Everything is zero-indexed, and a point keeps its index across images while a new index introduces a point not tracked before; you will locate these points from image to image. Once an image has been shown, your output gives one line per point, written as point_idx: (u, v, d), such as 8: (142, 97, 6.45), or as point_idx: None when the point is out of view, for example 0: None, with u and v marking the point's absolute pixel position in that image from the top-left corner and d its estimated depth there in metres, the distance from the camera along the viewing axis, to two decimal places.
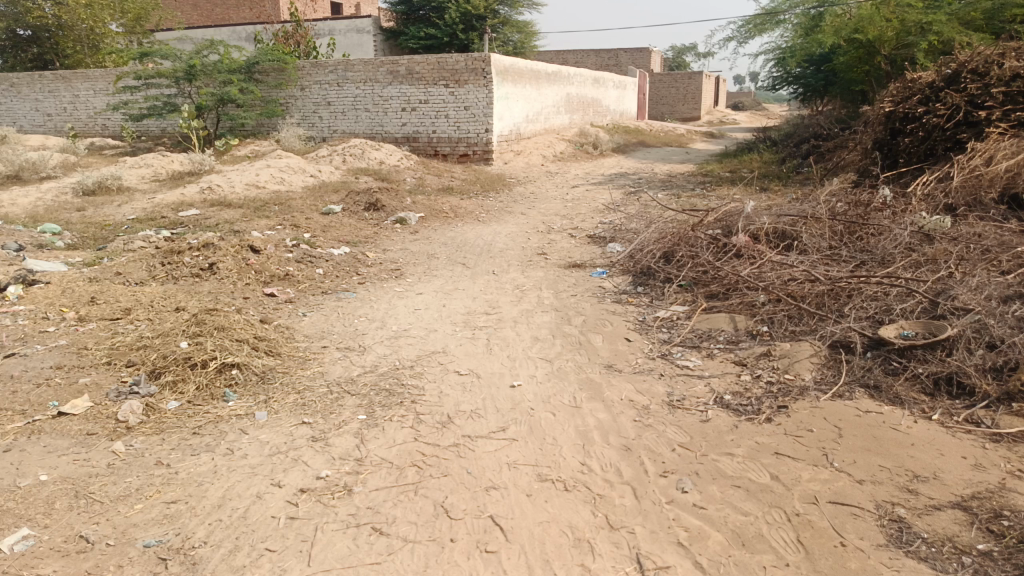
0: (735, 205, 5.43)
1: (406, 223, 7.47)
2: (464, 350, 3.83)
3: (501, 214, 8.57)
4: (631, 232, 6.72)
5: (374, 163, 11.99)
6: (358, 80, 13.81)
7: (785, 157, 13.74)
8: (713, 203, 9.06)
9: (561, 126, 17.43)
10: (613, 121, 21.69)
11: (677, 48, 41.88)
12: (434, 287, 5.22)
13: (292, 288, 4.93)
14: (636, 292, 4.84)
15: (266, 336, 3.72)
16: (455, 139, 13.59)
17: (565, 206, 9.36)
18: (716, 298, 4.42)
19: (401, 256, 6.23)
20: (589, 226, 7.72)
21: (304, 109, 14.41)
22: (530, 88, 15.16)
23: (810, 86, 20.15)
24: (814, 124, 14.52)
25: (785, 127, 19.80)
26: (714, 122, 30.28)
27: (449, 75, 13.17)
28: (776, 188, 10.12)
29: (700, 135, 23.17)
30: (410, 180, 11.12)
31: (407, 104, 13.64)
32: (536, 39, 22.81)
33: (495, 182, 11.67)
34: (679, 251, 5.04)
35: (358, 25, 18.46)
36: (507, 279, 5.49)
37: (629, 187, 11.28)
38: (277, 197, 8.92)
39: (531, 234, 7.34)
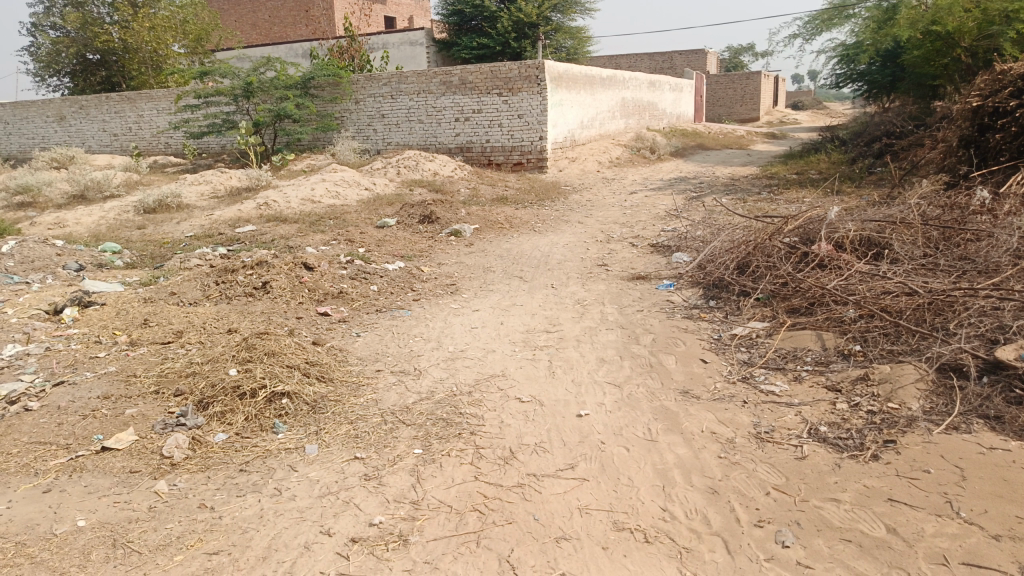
0: (814, 211, 5.05)
1: (461, 235, 7.28)
2: (526, 374, 3.57)
3: (557, 224, 8.30)
4: (696, 241, 6.37)
5: (428, 174, 11.89)
6: (412, 92, 13.77)
7: (855, 157, 13.08)
8: (781, 207, 8.60)
9: (617, 131, 17.08)
10: (669, 124, 21.21)
11: (733, 48, 40.91)
12: (492, 303, 4.99)
13: (345, 305, 4.77)
14: (709, 307, 4.52)
15: (318, 360, 3.53)
16: (509, 148, 13.40)
17: (624, 214, 9.04)
18: (798, 313, 4.07)
19: (457, 270, 6.02)
20: (651, 235, 7.39)
21: (358, 122, 14.46)
22: (585, 94, 14.87)
23: (877, 83, 19.29)
24: (884, 121, 13.80)
25: (852, 125, 18.97)
26: (774, 122, 29.38)
27: (502, 83, 12.99)
28: (849, 190, 9.57)
29: (761, 137, 22.45)
30: (464, 190, 10.97)
31: (460, 114, 13.53)
32: (589, 44, 22.52)
33: (551, 190, 11.41)
34: (754, 262, 4.69)
35: (411, 38, 18.51)
36: (568, 293, 5.22)
37: (689, 192, 10.87)
38: (331, 211, 8.86)
39: (590, 244, 7.05)
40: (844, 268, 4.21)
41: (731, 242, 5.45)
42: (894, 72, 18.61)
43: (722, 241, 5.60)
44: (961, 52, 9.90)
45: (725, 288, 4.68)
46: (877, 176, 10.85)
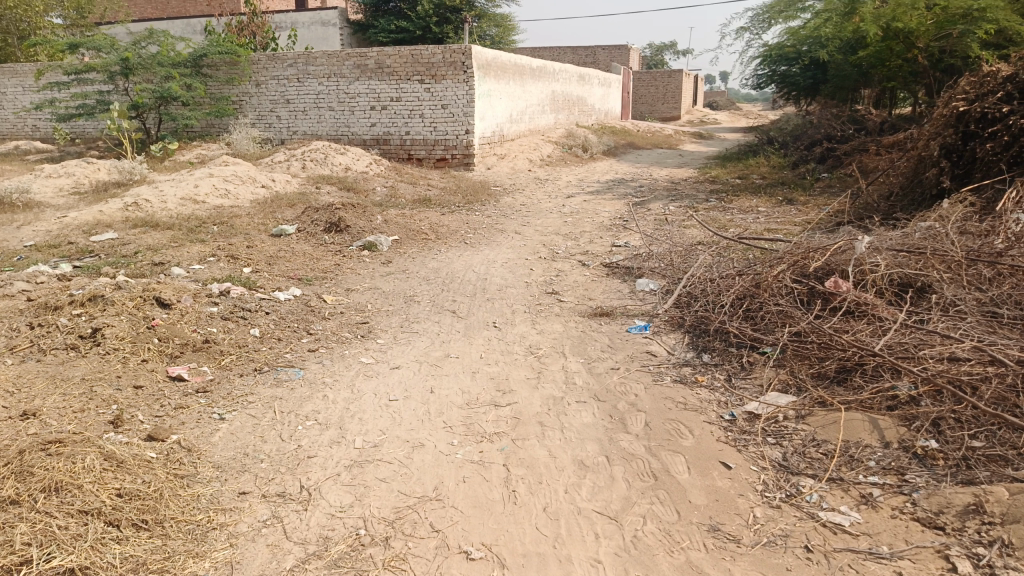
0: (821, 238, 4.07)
1: (376, 249, 5.99)
2: (473, 493, 2.39)
3: (489, 235, 7.13)
4: (662, 265, 5.33)
5: (339, 170, 10.48)
6: (321, 75, 12.26)
7: (796, 161, 12.48)
8: (739, 220, 7.71)
9: (546, 126, 16.03)
10: (598, 120, 20.38)
11: (654, 46, 40.73)
12: (418, 352, 3.78)
13: (210, 364, 3.44)
14: (705, 367, 3.45)
15: (139, 489, 2.22)
16: (431, 142, 12.12)
17: (565, 222, 7.95)
18: (831, 383, 3.05)
19: (369, 299, 4.75)
20: (602, 253, 6.31)
21: (259, 108, 12.84)
22: (514, 84, 13.74)
23: (799, 85, 19.11)
24: (823, 124, 13.33)
25: (781, 127, 18.66)
26: (695, 121, 29.14)
27: (424, 69, 11.71)
28: (803, 200, 8.83)
29: (688, 136, 21.93)
30: (380, 190, 9.65)
31: (376, 102, 12.13)
32: (513, 34, 21.39)
33: (479, 191, 10.22)
34: (757, 306, 3.67)
35: (324, 18, 17.01)
36: (515, 336, 4.05)
37: (631, 197, 9.89)
38: (218, 214, 7.39)
39: (531, 262, 5.91)
40: (884, 319, 3.23)
41: (715, 272, 4.43)
42: (820, 76, 18.45)
43: (703, 270, 4.57)
44: (917, 52, 9.33)
45: (722, 339, 3.63)
46: (825, 185, 10.21)
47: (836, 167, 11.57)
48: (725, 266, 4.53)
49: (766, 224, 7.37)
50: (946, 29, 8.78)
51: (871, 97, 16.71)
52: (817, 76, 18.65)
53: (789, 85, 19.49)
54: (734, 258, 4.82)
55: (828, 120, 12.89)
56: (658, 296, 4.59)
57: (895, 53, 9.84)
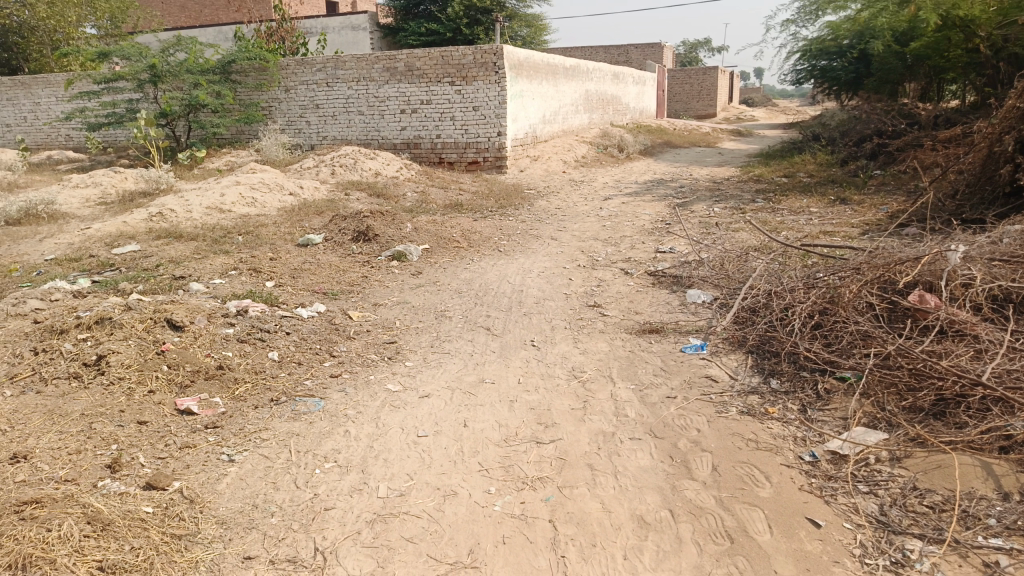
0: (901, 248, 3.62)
1: (406, 259, 5.68)
2: (514, 561, 2.03)
3: (525, 242, 6.76)
4: (714, 275, 4.91)
5: (369, 175, 10.22)
6: (350, 79, 12.04)
7: (844, 158, 11.88)
8: (789, 222, 7.24)
9: (580, 126, 15.62)
10: (632, 119, 19.91)
11: (688, 43, 39.95)
12: (451, 377, 3.43)
13: (223, 394, 3.14)
14: (775, 396, 3.04)
15: (124, 558, 1.97)
16: (463, 145, 11.81)
17: (604, 226, 7.55)
18: (928, 417, 2.63)
19: (397, 315, 4.41)
20: (645, 260, 5.89)
21: (289, 113, 12.67)
22: (547, 84, 13.37)
23: (840, 79, 18.50)
24: (872, 118, 12.70)
25: (824, 122, 17.98)
26: (732, 119, 28.45)
27: (455, 70, 11.41)
28: (857, 200, 8.31)
29: (725, 134, 21.33)
30: (410, 195, 9.37)
31: (406, 105, 11.86)
32: (545, 33, 21.02)
33: (512, 194, 9.88)
34: (833, 324, 3.24)
35: (354, 22, 16.86)
36: (557, 357, 3.67)
37: (671, 199, 9.45)
38: (244, 224, 7.15)
39: (570, 271, 5.53)
40: (986, 342, 2.79)
41: (779, 284, 4.00)
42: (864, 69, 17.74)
43: (765, 282, 4.14)
44: (979, 40, 8.75)
45: (794, 362, 3.21)
46: (878, 184, 9.64)
47: (888, 164, 10.98)
48: (789, 277, 4.10)
49: (820, 227, 6.88)
50: (1011, 15, 8.20)
51: (918, 90, 16.05)
52: (858, 70, 18.04)
53: (829, 79, 18.87)
54: (796, 268, 4.38)
55: (878, 115, 12.27)
56: (713, 310, 4.17)
57: (953, 42, 9.25)
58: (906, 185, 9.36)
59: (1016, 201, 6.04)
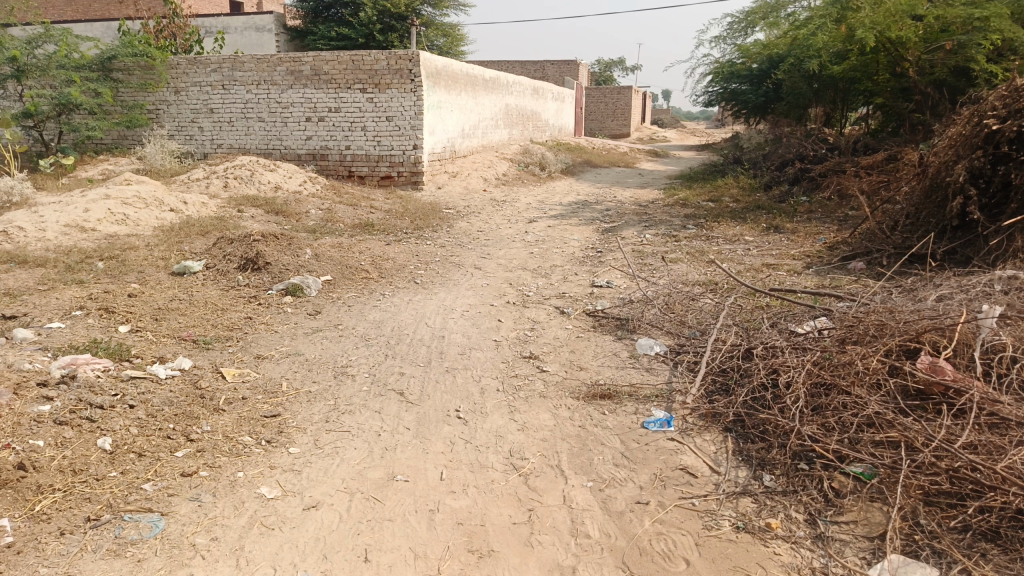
0: (898, 307, 3.05)
1: (301, 294, 4.77)
2: None
3: (442, 272, 5.95)
4: (665, 320, 4.26)
5: (268, 188, 9.18)
6: (249, 82, 10.95)
7: (767, 182, 11.66)
8: (728, 253, 6.74)
9: (500, 141, 14.97)
10: (552, 137, 19.48)
11: (604, 62, 40.22)
12: (352, 470, 2.59)
13: (15, 511, 2.20)
14: (774, 500, 2.36)
15: None
16: (375, 158, 10.91)
17: (531, 254, 6.85)
18: (985, 544, 2.02)
19: (285, 373, 3.52)
20: (582, 297, 5.21)
21: (179, 118, 11.45)
22: (466, 96, 12.64)
23: (751, 103, 18.75)
24: (792, 142, 12.65)
25: (741, 145, 18.07)
26: (647, 139, 28.62)
27: (366, 76, 10.54)
28: (791, 229, 7.96)
29: (643, 154, 21.19)
30: (315, 214, 8.42)
31: (311, 113, 10.87)
32: (462, 45, 20.38)
33: (428, 214, 9.06)
34: (836, 402, 2.61)
35: (258, 23, 15.68)
36: (489, 435, 2.89)
37: (598, 223, 8.88)
38: (108, 246, 6.04)
39: (497, 310, 4.77)
40: None
41: (752, 340, 3.37)
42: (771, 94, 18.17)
43: (733, 336, 3.50)
44: (908, 66, 8.62)
45: (789, 448, 2.56)
46: (806, 211, 9.39)
47: (812, 190, 10.80)
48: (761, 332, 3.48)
49: (762, 259, 6.41)
50: (940, 41, 8.15)
51: (827, 116, 16.36)
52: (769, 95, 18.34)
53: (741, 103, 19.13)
54: (764, 318, 3.78)
55: (798, 140, 12.14)
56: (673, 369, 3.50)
57: (881, 67, 9.10)
58: (835, 213, 9.13)
59: (965, 235, 5.71)
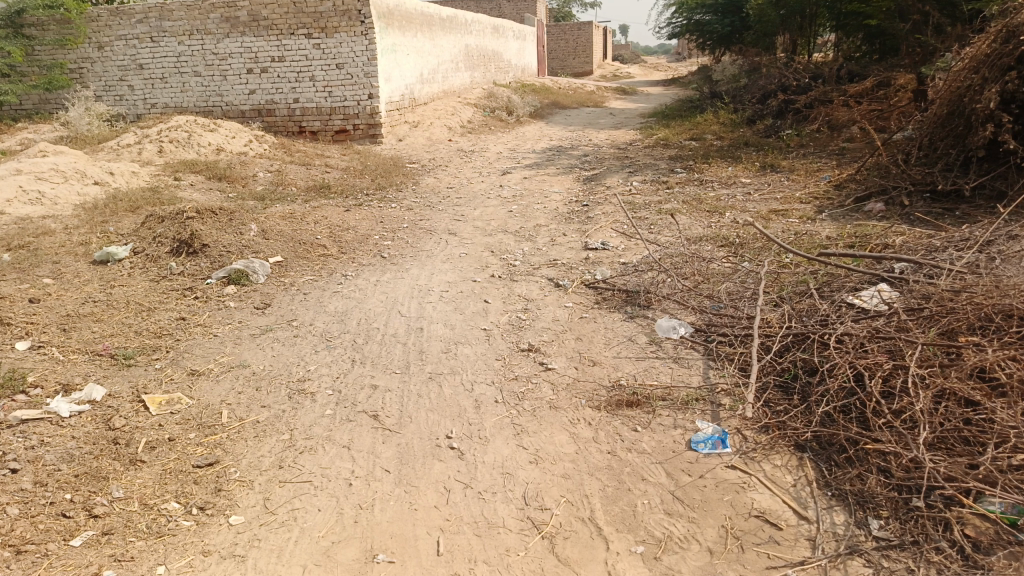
0: (1003, 287, 2.43)
1: (247, 282, 4.01)
2: None
3: (412, 240, 5.20)
4: (683, 294, 3.60)
5: (208, 151, 8.23)
6: (180, 32, 9.82)
7: (750, 116, 10.95)
8: (727, 200, 6.08)
9: (461, 86, 13.99)
10: (515, 78, 18.45)
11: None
12: (316, 550, 1.92)
13: None
14: (891, 561, 1.75)
15: None
16: (327, 110, 9.94)
17: (510, 213, 6.10)
18: None
19: (225, 397, 2.80)
20: (576, 264, 4.53)
21: (105, 76, 10.28)
22: (422, 38, 11.62)
23: (717, 33, 18.81)
24: (771, 71, 11.94)
25: (712, 79, 17.33)
26: (610, 76, 27.65)
27: (311, 20, 9.49)
28: (787, 168, 7.33)
29: (610, 92, 20.30)
30: (263, 178, 7.55)
31: (253, 63, 9.82)
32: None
33: (390, 170, 8.23)
34: (954, 418, 1.99)
35: None
36: (494, 473, 2.23)
37: (577, 172, 8.15)
38: (18, 231, 5.14)
39: (482, 287, 4.08)
40: None
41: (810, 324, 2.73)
42: (736, 23, 18.29)
43: (783, 320, 2.86)
44: None
45: (895, 479, 1.93)
46: (797, 146, 8.74)
47: (798, 123, 10.13)
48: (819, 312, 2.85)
49: (767, 207, 5.76)
50: None
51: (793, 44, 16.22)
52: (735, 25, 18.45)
53: (704, 33, 19.21)
54: (810, 290, 3.14)
55: (779, 69, 11.38)
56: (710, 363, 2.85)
57: None
58: (829, 147, 8.51)
59: (993, 166, 5.19)
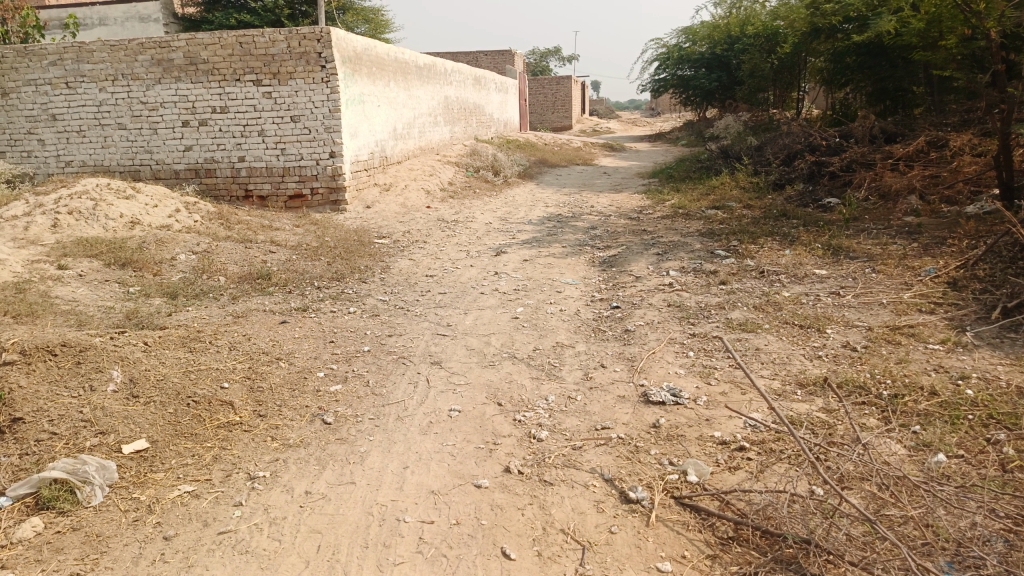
0: None
1: (72, 505, 2.23)
2: None
3: (375, 381, 3.41)
4: (896, 563, 1.87)
5: (120, 224, 6.46)
6: (101, 77, 8.11)
7: (777, 180, 9.46)
8: (814, 306, 4.42)
9: (439, 142, 12.38)
10: (498, 133, 16.98)
11: (539, 52, 37.80)
12: None
13: None
14: None
15: None
16: (279, 171, 8.23)
17: (516, 323, 4.35)
18: None
19: None
20: (642, 437, 2.79)
21: (10, 129, 8.50)
22: (396, 87, 10.03)
23: (700, 88, 17.66)
24: (790, 128, 10.54)
25: (710, 135, 16.00)
26: (591, 132, 26.47)
27: (260, 63, 7.87)
28: (859, 254, 5.74)
29: (599, 149, 18.91)
30: (186, 263, 5.78)
31: (189, 114, 8.11)
32: (388, 31, 17.71)
33: (353, 248, 6.49)
34: None
35: (142, 11, 12.76)
36: None
37: (589, 252, 6.49)
38: None
39: (499, 505, 2.31)
40: None
41: None
42: (723, 79, 17.22)
43: None
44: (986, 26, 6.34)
45: None
46: (852, 219, 7.19)
47: (838, 190, 8.64)
48: None
49: (877, 321, 4.10)
50: None
51: (788, 99, 15.04)
52: (721, 80, 17.27)
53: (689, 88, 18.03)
54: None
55: (803, 127, 9.97)
56: None
57: (944, 28, 6.80)
58: (892, 221, 7.00)
59: None
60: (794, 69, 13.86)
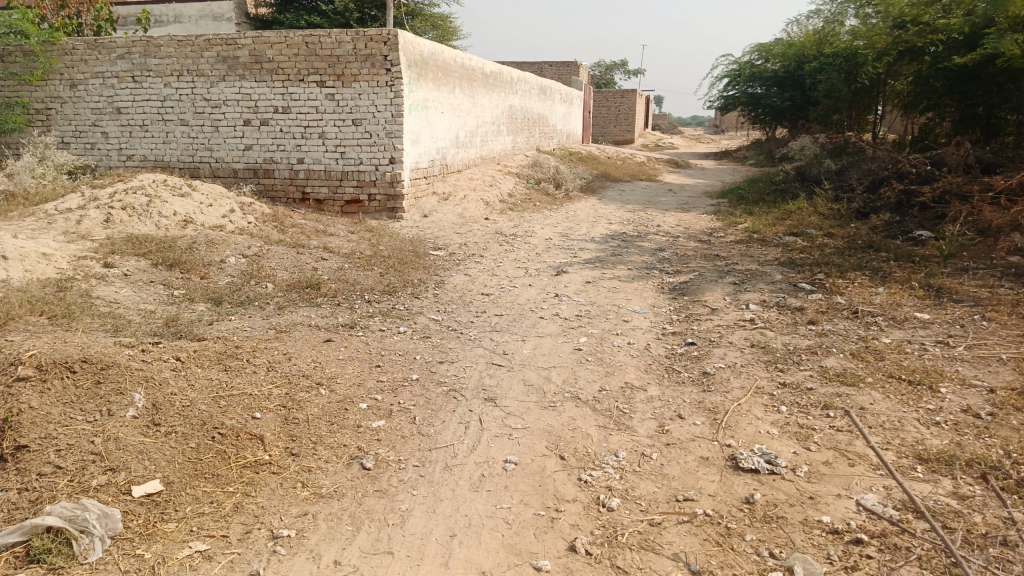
0: None
1: (65, 559, 1.92)
2: None
3: (423, 418, 3.04)
4: None
5: (173, 223, 6.29)
6: (167, 71, 8.03)
7: (860, 208, 8.81)
8: (922, 358, 3.88)
9: (501, 151, 12.06)
10: (560, 144, 16.59)
11: (604, 65, 37.32)
12: None
13: None
14: None
15: None
16: (337, 175, 8.00)
17: (579, 356, 3.94)
18: None
19: None
20: (733, 516, 2.34)
21: (77, 120, 8.51)
22: (461, 93, 9.74)
23: (771, 107, 16.94)
24: (875, 152, 9.85)
25: (782, 156, 15.29)
26: (654, 147, 25.87)
27: (324, 64, 7.67)
28: (963, 296, 5.13)
29: (663, 165, 18.34)
30: (234, 266, 5.55)
31: (250, 113, 7.96)
32: (455, 37, 17.55)
33: (407, 259, 6.18)
34: None
35: (216, 10, 12.80)
36: None
37: (657, 277, 6.03)
38: None
39: None
40: None
41: None
42: (796, 98, 16.46)
43: None
44: None
45: None
46: (949, 255, 6.55)
47: (930, 222, 7.96)
48: None
49: (999, 380, 3.54)
50: None
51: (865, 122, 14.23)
52: (794, 99, 16.52)
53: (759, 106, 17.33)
54: None
55: (890, 152, 9.29)
56: None
57: None
58: (996, 260, 6.33)
59: None
60: (876, 91, 13.12)
